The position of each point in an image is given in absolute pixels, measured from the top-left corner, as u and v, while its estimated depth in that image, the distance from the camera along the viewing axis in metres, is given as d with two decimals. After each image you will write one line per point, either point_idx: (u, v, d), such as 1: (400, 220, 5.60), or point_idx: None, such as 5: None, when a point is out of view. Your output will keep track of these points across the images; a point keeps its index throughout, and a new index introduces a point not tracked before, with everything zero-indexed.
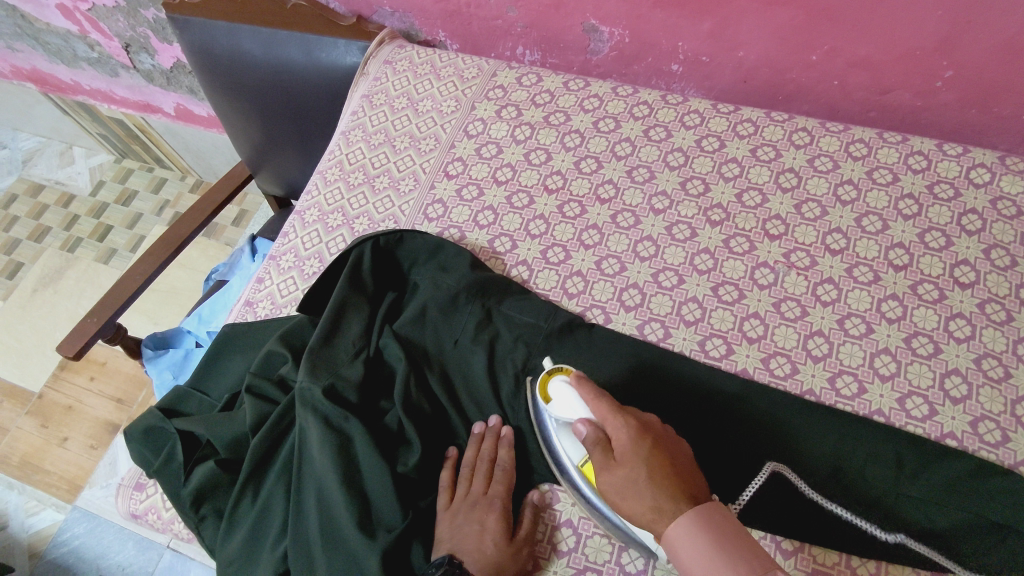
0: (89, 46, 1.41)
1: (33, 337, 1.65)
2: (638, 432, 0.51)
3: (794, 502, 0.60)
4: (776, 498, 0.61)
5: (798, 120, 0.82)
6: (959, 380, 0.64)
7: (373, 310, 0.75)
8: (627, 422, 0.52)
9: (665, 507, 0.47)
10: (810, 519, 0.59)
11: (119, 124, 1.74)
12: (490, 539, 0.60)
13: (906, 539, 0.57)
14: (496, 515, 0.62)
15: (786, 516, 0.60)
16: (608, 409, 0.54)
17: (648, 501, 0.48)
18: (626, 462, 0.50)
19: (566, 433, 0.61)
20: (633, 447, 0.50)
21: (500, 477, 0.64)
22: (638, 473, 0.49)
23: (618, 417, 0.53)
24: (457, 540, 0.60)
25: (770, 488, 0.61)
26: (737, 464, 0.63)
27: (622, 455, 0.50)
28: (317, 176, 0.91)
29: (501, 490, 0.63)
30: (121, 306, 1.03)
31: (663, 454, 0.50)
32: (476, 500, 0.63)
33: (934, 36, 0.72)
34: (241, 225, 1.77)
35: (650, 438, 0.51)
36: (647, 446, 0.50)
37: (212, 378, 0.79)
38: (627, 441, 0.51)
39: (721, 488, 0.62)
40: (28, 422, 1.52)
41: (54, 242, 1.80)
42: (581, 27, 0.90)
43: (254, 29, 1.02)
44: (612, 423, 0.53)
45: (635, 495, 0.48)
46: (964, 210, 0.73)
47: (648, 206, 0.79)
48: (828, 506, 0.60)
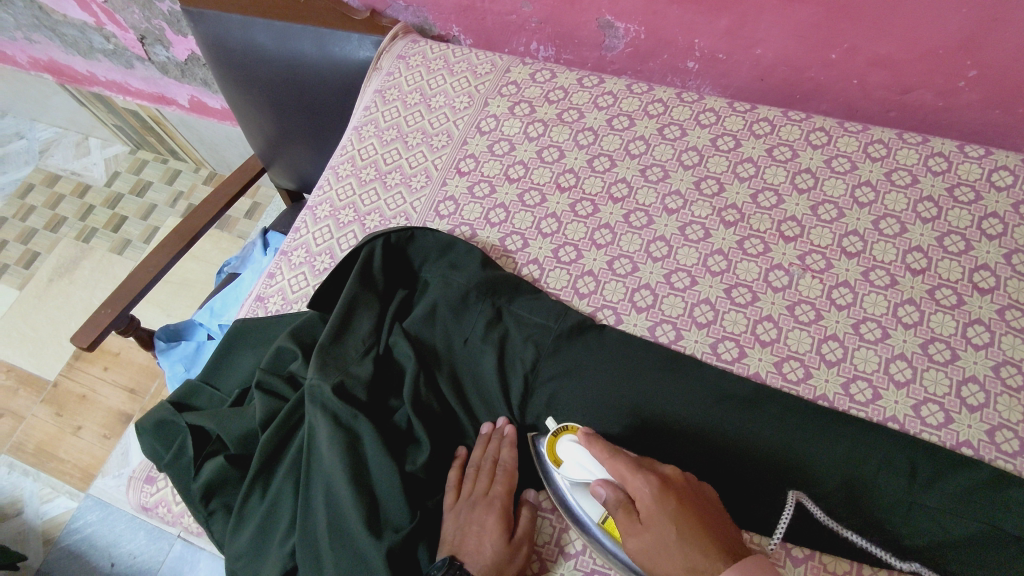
0: (105, 38, 1.42)
1: (48, 326, 1.67)
2: (660, 488, 0.51)
3: (810, 527, 0.59)
4: (801, 527, 0.60)
5: (816, 120, 0.81)
6: (976, 387, 0.63)
7: (383, 307, 0.75)
8: (648, 477, 0.52)
9: (700, 566, 0.48)
10: (824, 542, 0.59)
11: (134, 115, 1.75)
12: (489, 543, 0.59)
13: (918, 566, 0.57)
14: (496, 515, 0.61)
15: (803, 540, 0.59)
16: (625, 466, 0.53)
17: (683, 563, 0.48)
18: (651, 521, 0.50)
19: (582, 493, 0.60)
20: (657, 506, 0.50)
21: (501, 477, 0.64)
22: (666, 533, 0.49)
23: (635, 474, 0.52)
24: (459, 542, 0.60)
25: (796, 518, 0.60)
26: (754, 483, 0.62)
27: (647, 516, 0.50)
28: (329, 172, 0.91)
29: (502, 490, 0.63)
30: (134, 298, 1.04)
31: (689, 510, 0.50)
32: (478, 500, 0.63)
33: (957, 35, 0.71)
34: (254, 218, 1.78)
35: (672, 494, 0.51)
36: (672, 504, 0.50)
37: (223, 373, 0.79)
38: (650, 499, 0.51)
39: (750, 522, 0.61)
40: (43, 410, 1.53)
41: (70, 232, 1.82)
42: (596, 23, 0.89)
43: (269, 22, 1.01)
44: (630, 479, 0.53)
45: (667, 556, 0.49)
46: (985, 214, 0.71)
47: (661, 206, 0.78)
48: (842, 532, 0.58)
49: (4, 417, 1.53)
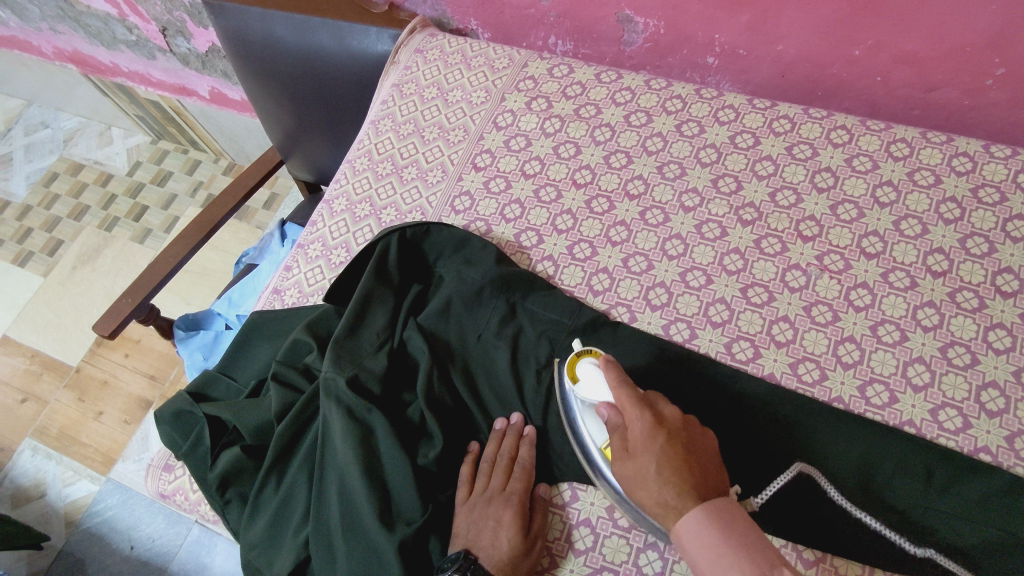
0: (128, 29, 1.43)
1: (72, 313, 1.70)
2: (653, 425, 0.51)
3: (816, 502, 0.60)
4: (795, 498, 0.61)
5: (838, 118, 0.80)
6: (996, 393, 0.62)
7: (399, 302, 0.75)
8: (644, 413, 0.53)
9: (675, 503, 0.47)
10: (828, 519, 0.59)
11: (156, 106, 1.77)
12: (504, 536, 0.59)
13: (934, 553, 0.57)
14: (512, 511, 0.61)
15: (802, 518, 0.60)
16: (627, 399, 0.54)
17: (657, 495, 0.48)
18: (637, 454, 0.51)
19: (590, 415, 0.61)
20: (647, 443, 0.51)
21: (519, 474, 0.64)
22: (648, 466, 0.49)
23: (635, 408, 0.53)
24: (474, 534, 0.61)
25: (793, 490, 0.61)
26: (763, 457, 0.63)
27: (635, 448, 0.51)
28: (346, 165, 0.91)
29: (519, 487, 0.63)
30: (154, 288, 1.05)
31: (677, 452, 0.50)
32: (493, 494, 0.63)
33: (987, 32, 0.69)
34: (272, 209, 1.80)
35: (663, 431, 0.51)
36: (661, 440, 0.50)
37: (239, 364, 0.80)
38: (642, 434, 0.51)
39: (744, 480, 0.62)
40: (66, 395, 1.56)
41: (93, 221, 1.85)
42: (615, 17, 0.89)
43: (287, 16, 1.01)
44: (631, 414, 0.53)
45: (646, 487, 0.49)
46: (1009, 216, 0.70)
47: (678, 204, 0.78)
48: (856, 514, 0.59)
49: (28, 402, 1.57)
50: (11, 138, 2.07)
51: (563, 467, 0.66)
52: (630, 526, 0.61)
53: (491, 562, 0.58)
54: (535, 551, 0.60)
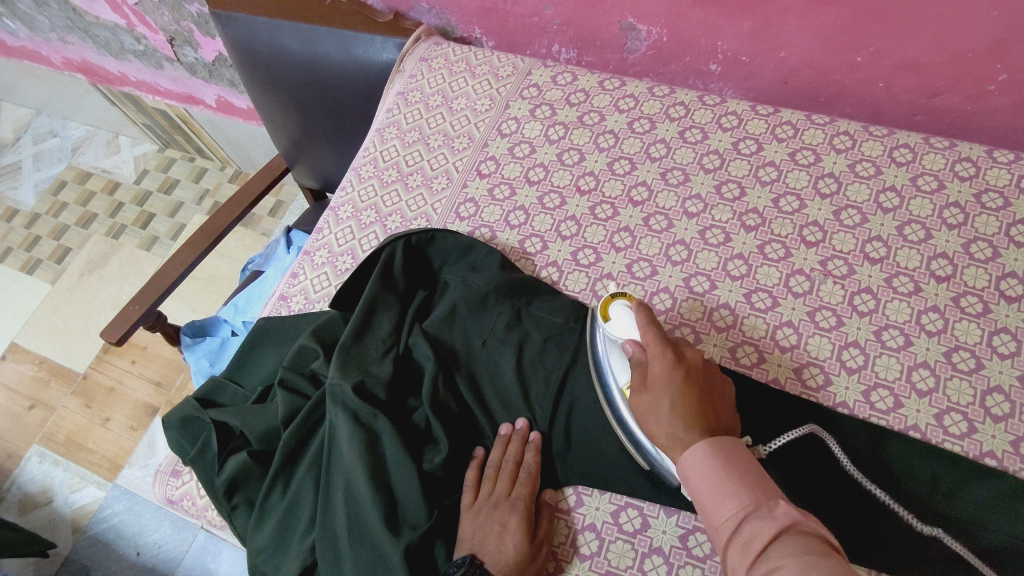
0: (136, 39, 1.44)
1: (79, 320, 1.71)
2: (673, 363, 0.56)
3: (824, 462, 0.63)
4: (804, 453, 0.63)
5: (840, 124, 0.80)
6: (1001, 398, 0.62)
7: (404, 308, 0.76)
8: (666, 353, 0.56)
9: (682, 435, 0.53)
10: (831, 479, 0.62)
11: (163, 114, 1.78)
12: (511, 541, 0.59)
13: (941, 532, 0.57)
14: (518, 516, 0.61)
15: (807, 471, 0.63)
16: (653, 338, 0.58)
17: (666, 427, 0.54)
18: (654, 387, 0.56)
19: (616, 354, 0.63)
20: (666, 377, 0.55)
21: (524, 480, 0.64)
22: (662, 400, 0.55)
23: (659, 347, 0.57)
24: (479, 538, 0.61)
25: (805, 444, 0.64)
26: (781, 416, 0.65)
27: (653, 381, 0.56)
28: (352, 173, 0.92)
29: (525, 492, 0.63)
30: (161, 295, 1.06)
31: (691, 389, 0.54)
32: (499, 500, 0.63)
33: (987, 38, 0.70)
34: (277, 216, 1.81)
35: (682, 369, 0.55)
36: (680, 378, 0.55)
37: (245, 370, 0.81)
38: (661, 371, 0.56)
39: (755, 432, 0.65)
40: (73, 402, 1.57)
41: (100, 229, 1.86)
42: (618, 25, 0.89)
43: (293, 25, 1.03)
44: (653, 352, 0.57)
45: (658, 417, 0.55)
46: (1013, 220, 0.70)
47: (682, 210, 0.78)
48: (867, 485, 0.60)
49: (36, 408, 1.58)
50: (20, 147, 2.09)
51: (569, 470, 0.66)
52: (635, 531, 0.61)
53: (496, 565, 0.58)
54: (540, 554, 0.61)
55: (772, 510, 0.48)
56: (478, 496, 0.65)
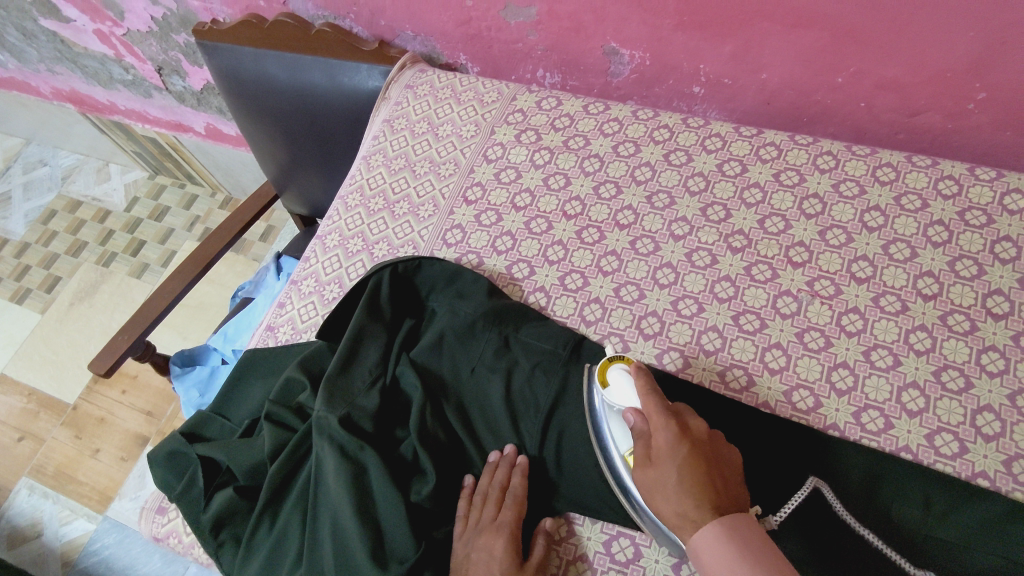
0: (124, 69, 1.44)
1: (69, 349, 1.69)
2: (677, 435, 0.54)
3: (827, 519, 0.61)
4: (812, 513, 0.62)
5: (823, 144, 0.81)
6: (991, 416, 0.62)
7: (391, 338, 0.75)
8: (670, 425, 0.55)
9: (693, 515, 0.51)
10: (832, 532, 0.61)
11: (152, 142, 1.79)
12: (498, 567, 0.58)
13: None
14: (504, 539, 0.60)
15: (819, 535, 0.61)
16: (656, 410, 0.57)
17: (677, 506, 0.52)
18: (660, 461, 0.54)
19: (616, 421, 0.62)
20: (671, 449, 0.54)
21: (510, 504, 0.63)
22: (668, 476, 0.53)
23: (663, 419, 0.56)
24: (466, 564, 0.60)
25: (808, 500, 0.62)
26: (783, 460, 0.64)
27: (659, 456, 0.54)
28: (339, 202, 0.92)
29: (511, 516, 0.62)
30: (149, 325, 1.05)
31: (699, 464, 0.53)
32: (485, 524, 0.62)
33: (966, 57, 0.70)
34: (268, 241, 1.81)
35: (687, 442, 0.54)
36: (685, 451, 0.53)
37: (233, 402, 0.80)
38: (666, 444, 0.54)
39: (763, 499, 0.63)
40: (63, 433, 1.56)
41: (90, 257, 1.86)
42: (601, 50, 0.90)
43: (279, 55, 1.04)
44: (657, 424, 0.56)
45: (665, 496, 0.52)
46: (997, 237, 0.71)
47: (668, 232, 0.78)
48: (858, 529, 0.60)
49: (25, 440, 1.56)
50: (10, 176, 2.09)
51: (561, 498, 0.65)
52: (627, 562, 0.61)
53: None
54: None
55: None
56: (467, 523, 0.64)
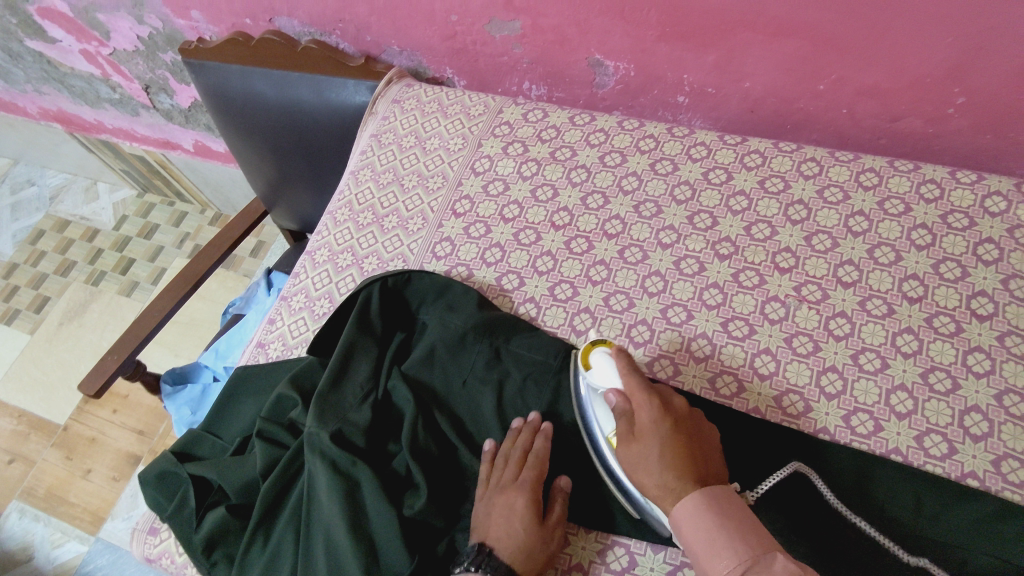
0: (111, 88, 1.45)
1: (59, 370, 1.68)
2: (660, 413, 0.57)
3: (811, 501, 0.63)
4: (793, 493, 0.64)
5: (807, 150, 0.81)
6: (979, 417, 0.63)
7: (382, 352, 0.75)
8: (652, 403, 0.57)
9: (673, 485, 0.54)
10: (817, 513, 0.62)
11: (141, 161, 1.78)
12: (519, 522, 0.60)
13: (924, 560, 0.58)
14: (525, 498, 0.61)
15: (800, 511, 0.62)
16: (638, 387, 0.59)
17: (658, 478, 0.55)
18: (643, 437, 0.56)
19: (599, 403, 0.63)
20: (654, 425, 0.56)
21: (533, 464, 0.63)
22: (651, 450, 0.55)
23: (645, 396, 0.58)
24: (488, 522, 0.62)
25: (791, 483, 0.64)
26: (765, 457, 0.65)
27: (642, 432, 0.57)
28: (327, 217, 0.92)
29: (531, 477, 0.63)
30: (139, 344, 1.05)
31: (680, 439, 0.56)
32: (505, 483, 0.63)
33: (943, 64, 0.72)
34: (258, 256, 1.81)
35: (669, 419, 0.57)
36: (667, 427, 0.56)
37: (224, 421, 0.80)
38: (649, 421, 0.57)
39: (741, 477, 0.65)
40: (54, 454, 1.54)
41: (79, 276, 1.85)
42: (586, 62, 0.91)
43: (266, 73, 1.05)
44: (639, 401, 0.58)
45: (648, 469, 0.55)
46: (979, 240, 0.72)
47: (656, 241, 0.79)
48: (849, 516, 0.61)
49: (15, 463, 1.54)
50: None
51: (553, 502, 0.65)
52: (623, 570, 0.61)
53: (506, 548, 0.59)
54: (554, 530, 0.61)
55: (771, 564, 0.49)
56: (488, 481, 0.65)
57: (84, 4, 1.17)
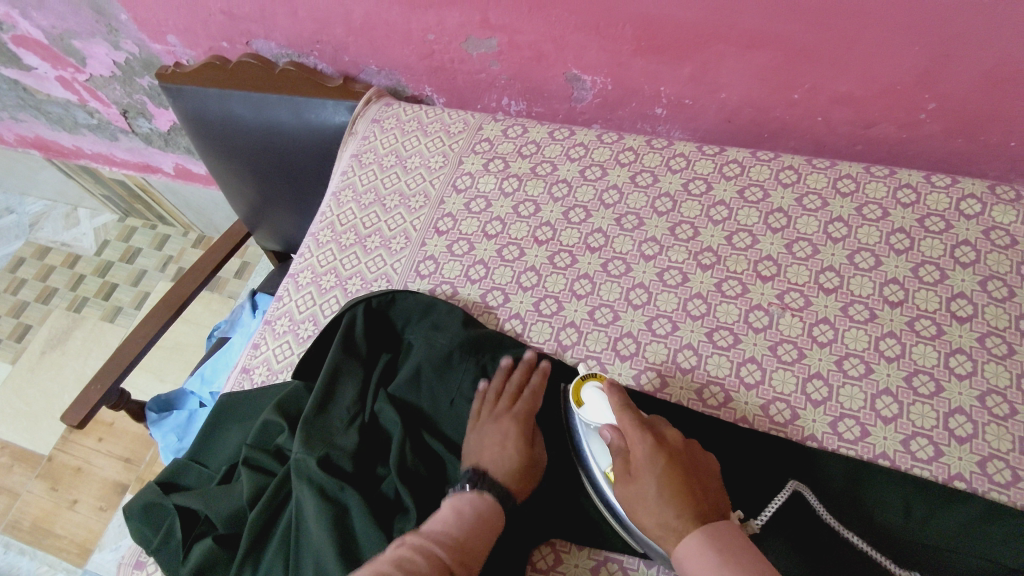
0: (89, 114, 1.44)
1: (43, 400, 1.66)
2: (653, 447, 0.57)
3: (809, 521, 0.62)
4: (792, 514, 0.62)
5: (784, 159, 0.82)
6: (963, 419, 0.63)
7: (368, 374, 0.75)
8: (645, 437, 0.58)
9: (675, 525, 0.53)
10: (815, 533, 0.61)
11: (121, 185, 1.77)
12: (512, 448, 0.64)
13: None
14: (518, 428, 0.66)
15: (802, 533, 0.61)
16: (630, 422, 0.59)
17: (658, 517, 0.54)
18: (639, 474, 0.56)
19: (595, 438, 0.64)
20: (649, 461, 0.57)
21: (527, 397, 0.68)
22: (648, 488, 0.55)
23: (637, 431, 0.58)
24: (480, 446, 0.65)
25: (788, 504, 0.63)
26: (762, 473, 0.65)
27: (638, 469, 0.57)
28: (309, 239, 0.91)
29: (525, 408, 0.67)
30: (123, 372, 1.03)
31: (676, 474, 0.55)
32: (499, 415, 0.67)
33: (913, 71, 0.73)
34: (243, 277, 1.79)
35: (663, 453, 0.57)
36: (663, 462, 0.56)
37: (209, 449, 0.79)
38: (643, 456, 0.57)
39: (743, 503, 0.63)
40: (39, 486, 1.52)
41: (61, 303, 1.83)
42: (563, 77, 0.91)
43: (244, 96, 1.05)
44: (632, 437, 0.59)
45: (647, 508, 0.55)
46: (957, 242, 0.72)
47: (638, 253, 0.79)
48: (844, 533, 0.61)
49: None
50: None
51: (544, 527, 0.64)
52: None
53: (500, 469, 0.63)
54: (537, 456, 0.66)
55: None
56: (479, 416, 0.69)
57: (59, 31, 1.16)
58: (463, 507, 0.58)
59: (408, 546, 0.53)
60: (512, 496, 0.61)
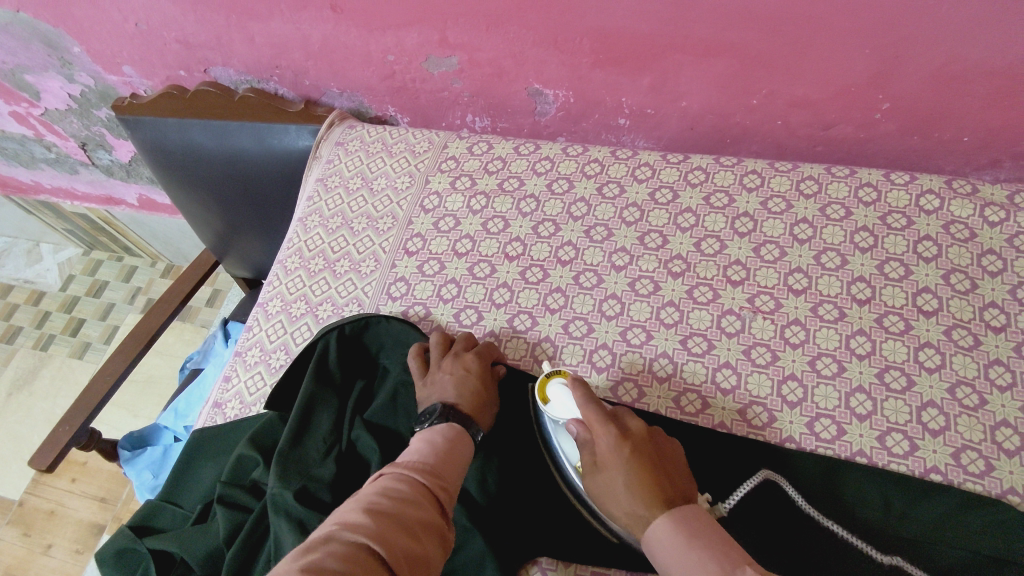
0: (46, 148, 1.40)
1: (11, 443, 1.61)
2: (618, 440, 0.57)
3: (778, 504, 0.64)
4: (761, 501, 0.64)
5: (747, 164, 0.83)
6: (935, 412, 0.64)
7: (343, 402, 0.74)
8: (610, 430, 0.58)
9: (642, 514, 0.54)
10: (787, 519, 0.63)
11: (84, 218, 1.73)
12: (472, 384, 0.67)
13: (900, 559, 0.59)
14: (477, 367, 0.69)
15: (769, 520, 0.63)
16: (594, 416, 0.59)
17: (626, 508, 0.55)
18: (606, 466, 0.57)
19: (564, 435, 0.63)
20: (615, 453, 0.57)
21: (480, 345, 0.72)
22: (615, 479, 0.56)
23: (601, 424, 0.58)
24: (441, 384, 0.68)
25: (762, 497, 0.64)
26: (732, 467, 0.66)
27: (604, 461, 0.57)
28: (277, 266, 0.90)
29: (481, 351, 0.71)
30: (92, 412, 1.01)
31: (642, 465, 0.56)
32: (456, 356, 0.70)
33: (866, 72, 0.74)
34: (215, 305, 1.77)
35: (629, 445, 0.57)
36: (627, 452, 0.57)
37: (184, 488, 0.78)
38: (609, 449, 0.57)
39: (712, 487, 0.65)
40: (10, 532, 1.47)
41: (26, 342, 1.78)
42: (526, 92, 0.91)
43: (204, 123, 1.04)
44: (597, 430, 0.59)
45: (616, 498, 0.56)
46: (918, 238, 0.74)
47: (609, 263, 0.79)
48: (824, 522, 0.62)
49: None
50: None
51: (531, 543, 0.64)
52: None
53: (464, 402, 0.66)
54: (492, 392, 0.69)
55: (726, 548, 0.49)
56: (436, 360, 0.71)
57: (10, 66, 1.13)
58: (434, 438, 0.59)
59: (391, 476, 0.52)
60: (478, 428, 0.65)
